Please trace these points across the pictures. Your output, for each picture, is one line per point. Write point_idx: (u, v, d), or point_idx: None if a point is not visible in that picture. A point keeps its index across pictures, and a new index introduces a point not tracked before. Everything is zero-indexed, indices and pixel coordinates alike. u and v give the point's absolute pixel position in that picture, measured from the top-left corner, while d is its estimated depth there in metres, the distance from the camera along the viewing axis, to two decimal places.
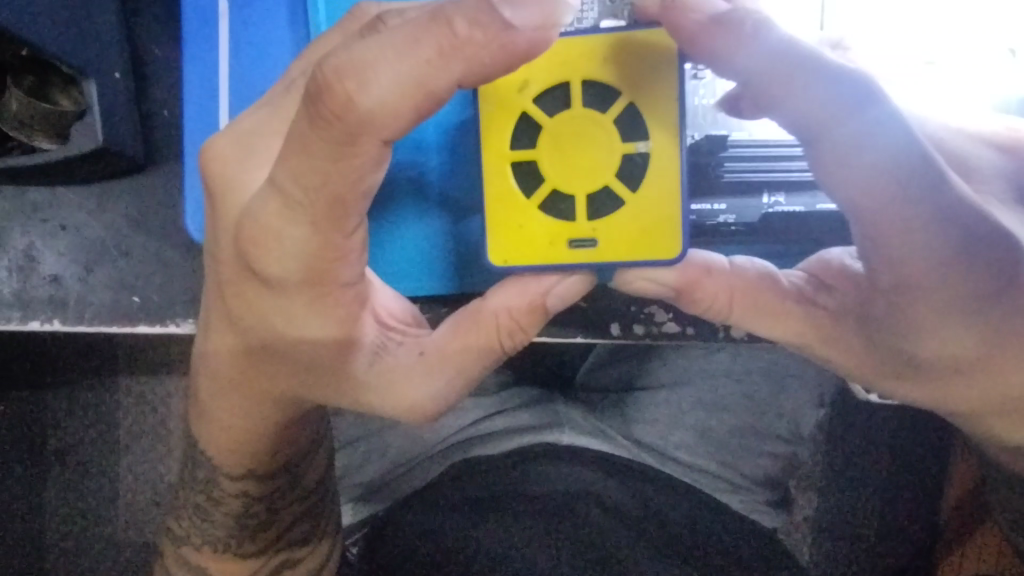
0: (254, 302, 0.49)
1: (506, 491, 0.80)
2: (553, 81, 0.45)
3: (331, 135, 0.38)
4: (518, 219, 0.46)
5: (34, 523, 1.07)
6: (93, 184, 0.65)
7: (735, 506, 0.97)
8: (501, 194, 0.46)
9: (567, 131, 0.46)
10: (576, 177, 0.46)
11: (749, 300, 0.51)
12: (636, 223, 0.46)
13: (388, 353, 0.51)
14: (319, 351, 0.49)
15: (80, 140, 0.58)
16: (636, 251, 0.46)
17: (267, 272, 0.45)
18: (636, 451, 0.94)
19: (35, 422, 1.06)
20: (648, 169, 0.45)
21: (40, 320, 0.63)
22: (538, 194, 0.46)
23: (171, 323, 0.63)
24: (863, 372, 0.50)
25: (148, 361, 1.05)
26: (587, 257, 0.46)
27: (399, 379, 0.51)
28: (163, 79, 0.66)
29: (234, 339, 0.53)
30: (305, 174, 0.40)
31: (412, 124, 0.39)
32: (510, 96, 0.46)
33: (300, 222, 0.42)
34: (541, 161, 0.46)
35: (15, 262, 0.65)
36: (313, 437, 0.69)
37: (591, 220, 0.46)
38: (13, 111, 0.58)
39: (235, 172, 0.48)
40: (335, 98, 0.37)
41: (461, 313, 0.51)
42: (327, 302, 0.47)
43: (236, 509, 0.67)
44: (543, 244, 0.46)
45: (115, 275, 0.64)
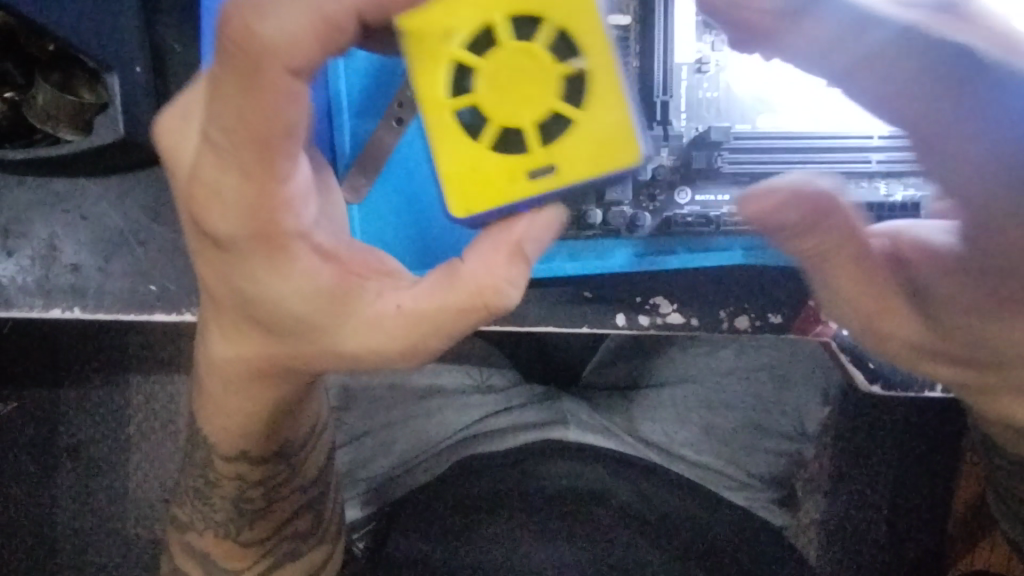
0: (217, 266, 0.50)
1: (511, 489, 0.80)
2: (477, 23, 0.45)
3: (240, 66, 0.42)
4: (469, 164, 0.46)
5: (46, 517, 1.09)
6: (113, 176, 0.67)
7: (741, 502, 0.99)
8: (452, 143, 0.46)
9: (501, 69, 0.45)
10: (522, 107, 0.45)
11: (849, 251, 0.54)
12: (594, 136, 0.45)
13: (365, 301, 0.50)
14: (293, 310, 0.49)
15: (102, 132, 0.60)
16: (598, 164, 0.45)
17: (220, 233, 0.47)
18: (639, 447, 0.95)
19: (48, 416, 1.08)
20: (590, 86, 0.45)
21: (60, 308, 0.66)
22: (488, 135, 0.46)
23: (186, 312, 0.66)
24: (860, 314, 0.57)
25: (161, 359, 1.07)
26: (548, 185, 0.46)
27: (369, 328, 0.50)
28: (182, 74, 0.68)
29: (213, 309, 0.54)
30: (227, 117, 0.43)
31: (316, 56, 0.43)
32: (435, 41, 0.45)
33: (234, 167, 0.45)
34: (483, 101, 0.45)
35: (37, 252, 0.66)
36: (312, 426, 0.70)
37: (545, 145, 0.45)
38: (40, 103, 0.60)
39: (180, 149, 0.50)
40: (239, 32, 0.41)
41: (439, 268, 0.50)
42: (281, 253, 0.48)
43: (233, 492, 0.68)
44: (502, 181, 0.46)
45: (135, 265, 0.66)
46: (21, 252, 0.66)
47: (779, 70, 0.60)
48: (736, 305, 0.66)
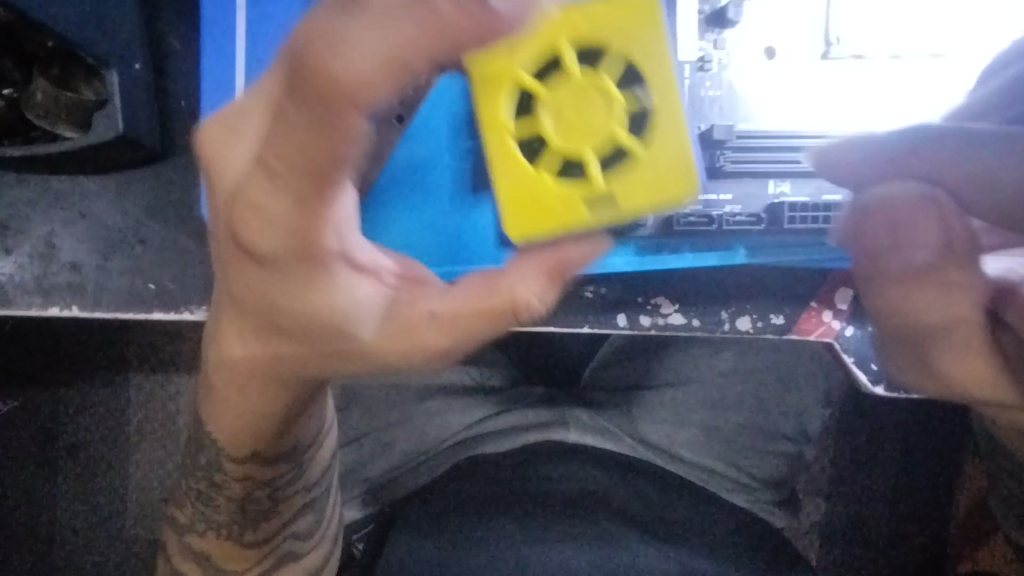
0: (250, 281, 0.49)
1: (514, 488, 0.81)
2: (545, 53, 0.48)
3: (304, 99, 0.37)
4: (532, 186, 0.50)
5: (44, 516, 1.08)
6: (112, 173, 0.67)
7: (743, 504, 0.98)
8: (515, 165, 0.50)
9: (568, 97, 0.48)
10: (582, 136, 0.48)
11: (931, 268, 0.46)
12: (652, 169, 0.48)
13: (402, 313, 0.50)
14: (324, 320, 0.49)
15: (101, 129, 0.60)
16: (656, 193, 0.48)
17: (258, 247, 0.45)
18: (641, 450, 0.94)
19: (47, 415, 1.08)
20: (653, 119, 0.48)
21: (59, 307, 0.65)
22: (550, 161, 0.49)
23: (185, 310, 0.66)
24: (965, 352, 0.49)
25: (160, 358, 1.07)
26: (609, 211, 0.48)
27: (404, 340, 0.49)
28: (181, 71, 0.68)
29: (235, 313, 0.54)
30: (285, 147, 0.39)
31: (388, 95, 0.37)
32: (502, 67, 0.49)
33: (286, 196, 0.42)
34: (545, 125, 0.49)
35: (35, 250, 0.66)
36: (318, 431, 0.70)
37: (607, 175, 0.48)
38: (38, 100, 0.60)
39: (228, 151, 0.49)
40: (316, 70, 0.36)
41: (478, 277, 0.49)
42: (318, 264, 0.47)
43: (239, 492, 0.68)
44: (558, 206, 0.49)
45: (134, 264, 0.66)
46: (20, 250, 0.66)
47: (780, 70, 0.60)
48: (738, 306, 0.66)
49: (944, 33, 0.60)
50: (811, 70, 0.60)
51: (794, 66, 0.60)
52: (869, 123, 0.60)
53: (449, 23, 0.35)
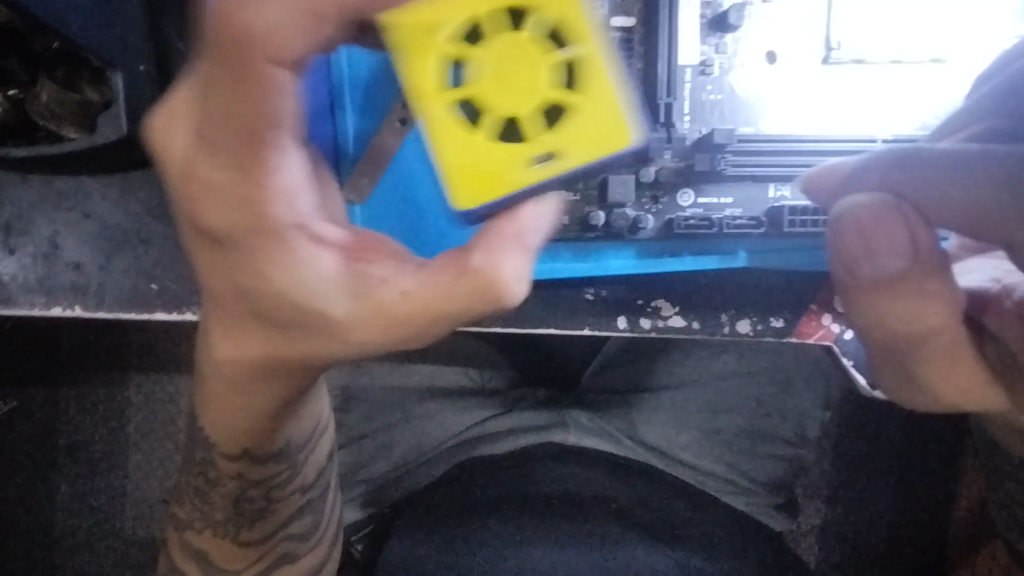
0: (219, 265, 0.47)
1: (518, 491, 0.80)
2: (475, 12, 0.42)
3: (226, 70, 0.41)
4: (474, 157, 0.43)
5: (43, 517, 1.09)
6: (115, 174, 0.67)
7: (741, 507, 0.98)
8: (447, 133, 0.43)
9: (504, 60, 0.42)
10: (520, 93, 0.42)
11: (912, 283, 0.49)
12: (589, 112, 0.43)
13: (367, 284, 0.45)
14: (296, 301, 0.45)
15: (105, 130, 0.60)
16: (600, 149, 0.43)
17: (213, 223, 0.44)
18: (637, 450, 0.96)
19: (47, 416, 1.08)
20: (580, 70, 0.43)
21: (61, 308, 0.66)
22: (488, 125, 0.43)
23: (188, 310, 0.66)
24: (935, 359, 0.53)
25: (160, 358, 1.07)
26: (553, 171, 0.43)
27: (369, 308, 0.45)
28: None
29: (215, 305, 0.51)
30: (219, 112, 0.42)
31: None
32: (422, 36, 0.42)
33: (227, 165, 0.43)
34: (481, 95, 0.42)
35: (39, 251, 0.66)
36: (314, 426, 0.70)
37: (546, 133, 0.43)
38: (44, 100, 0.61)
39: (176, 137, 0.46)
40: (225, 23, 0.41)
41: (447, 258, 0.45)
42: (276, 248, 0.44)
43: (232, 491, 0.68)
44: (504, 160, 0.43)
45: (138, 264, 0.66)
46: (24, 250, 0.66)
47: (779, 74, 0.61)
48: (738, 309, 0.66)
49: (944, 37, 0.60)
50: (811, 75, 0.61)
51: (794, 71, 0.61)
52: (868, 127, 0.60)
53: None
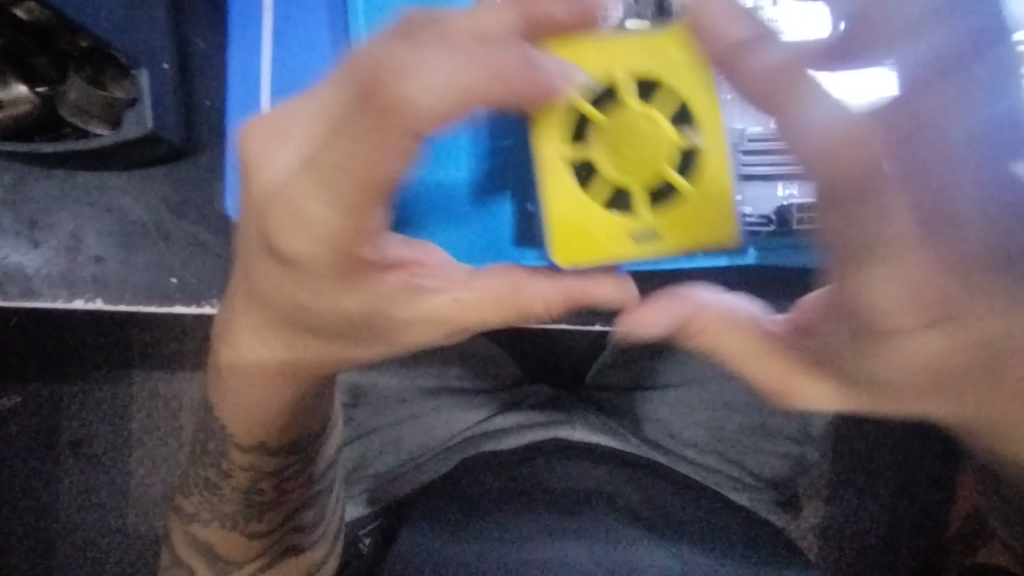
0: (277, 283, 0.52)
1: (528, 484, 0.83)
2: (601, 81, 0.51)
3: (377, 124, 0.41)
4: (581, 226, 0.53)
5: (50, 509, 1.10)
6: (136, 170, 0.68)
7: (743, 503, 0.98)
8: (561, 201, 0.52)
9: (623, 135, 0.51)
10: (637, 168, 0.51)
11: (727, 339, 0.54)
12: (693, 214, 0.52)
13: (422, 299, 0.54)
14: (355, 319, 0.52)
15: (130, 128, 0.61)
16: (694, 233, 0.52)
17: (286, 247, 0.48)
18: (645, 448, 0.94)
19: (57, 409, 1.09)
20: (703, 164, 0.51)
21: (84, 299, 0.68)
22: (602, 193, 0.52)
23: (206, 303, 0.67)
24: (798, 383, 0.54)
25: (169, 353, 1.08)
26: (651, 249, 0.52)
27: (428, 316, 0.54)
28: (207, 72, 0.69)
29: (256, 311, 0.56)
30: (338, 159, 0.42)
31: (447, 125, 0.42)
32: (560, 116, 0.51)
33: (327, 208, 0.44)
34: (597, 170, 0.51)
35: (61, 244, 0.68)
36: (325, 422, 0.70)
37: (653, 212, 0.52)
38: (72, 99, 0.62)
39: (264, 157, 0.50)
40: (381, 86, 0.41)
41: (503, 275, 0.55)
42: (349, 273, 0.49)
43: (245, 482, 0.69)
44: (608, 234, 0.52)
45: (158, 258, 0.68)
46: (47, 244, 0.68)
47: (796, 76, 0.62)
48: None
49: None
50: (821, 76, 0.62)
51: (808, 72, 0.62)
52: None
53: (512, 75, 0.42)
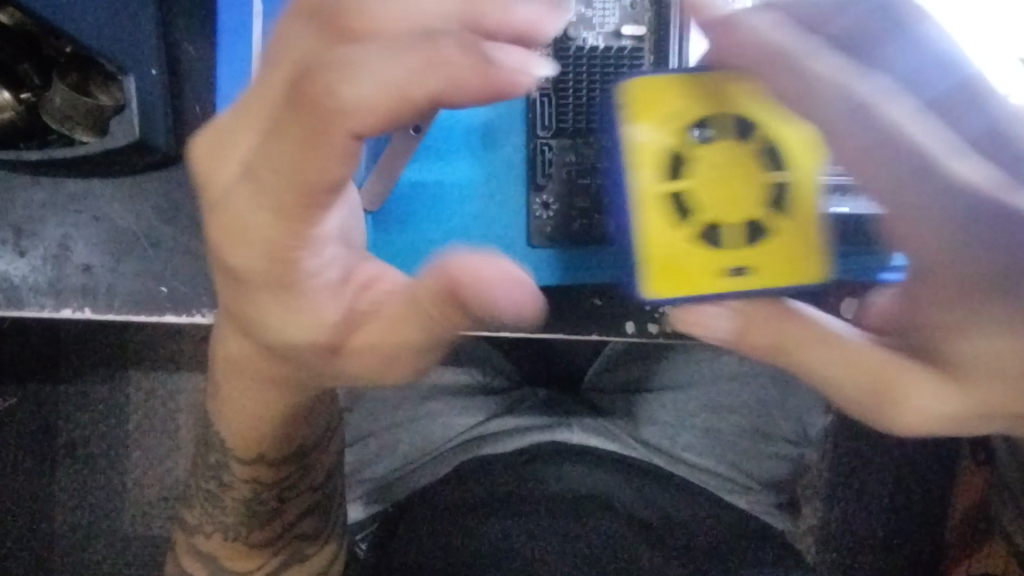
0: (234, 303, 0.52)
1: (520, 488, 0.80)
2: (700, 105, 0.48)
3: (311, 119, 0.42)
4: (668, 252, 0.48)
5: (43, 514, 1.09)
6: (125, 177, 0.67)
7: (745, 507, 0.97)
8: (654, 228, 0.48)
9: (721, 166, 0.48)
10: (733, 203, 0.48)
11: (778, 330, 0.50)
12: (790, 248, 0.49)
13: (365, 322, 0.50)
14: (301, 342, 0.51)
15: (117, 134, 0.60)
16: (784, 278, 0.49)
17: (234, 265, 0.49)
18: (647, 453, 0.94)
19: (49, 413, 1.08)
20: (796, 202, 0.49)
21: (72, 308, 0.66)
22: (693, 224, 0.48)
23: (197, 313, 0.66)
24: (889, 381, 0.49)
25: (162, 356, 1.07)
26: (737, 286, 0.49)
27: (364, 339, 0.50)
28: (196, 76, 0.68)
29: (228, 331, 0.56)
30: (279, 158, 0.43)
31: (384, 126, 0.43)
32: (651, 146, 0.48)
33: (265, 209, 0.46)
34: (693, 202, 0.48)
35: (49, 252, 0.67)
36: (325, 426, 0.69)
37: (746, 250, 0.48)
38: (56, 105, 0.60)
39: (217, 169, 0.50)
40: (314, 78, 0.42)
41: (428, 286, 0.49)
42: (275, 285, 0.49)
43: (247, 493, 0.67)
44: (703, 271, 0.48)
45: (147, 267, 0.67)
46: (34, 252, 0.67)
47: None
48: None
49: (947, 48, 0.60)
50: None
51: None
52: None
53: (445, 62, 0.41)
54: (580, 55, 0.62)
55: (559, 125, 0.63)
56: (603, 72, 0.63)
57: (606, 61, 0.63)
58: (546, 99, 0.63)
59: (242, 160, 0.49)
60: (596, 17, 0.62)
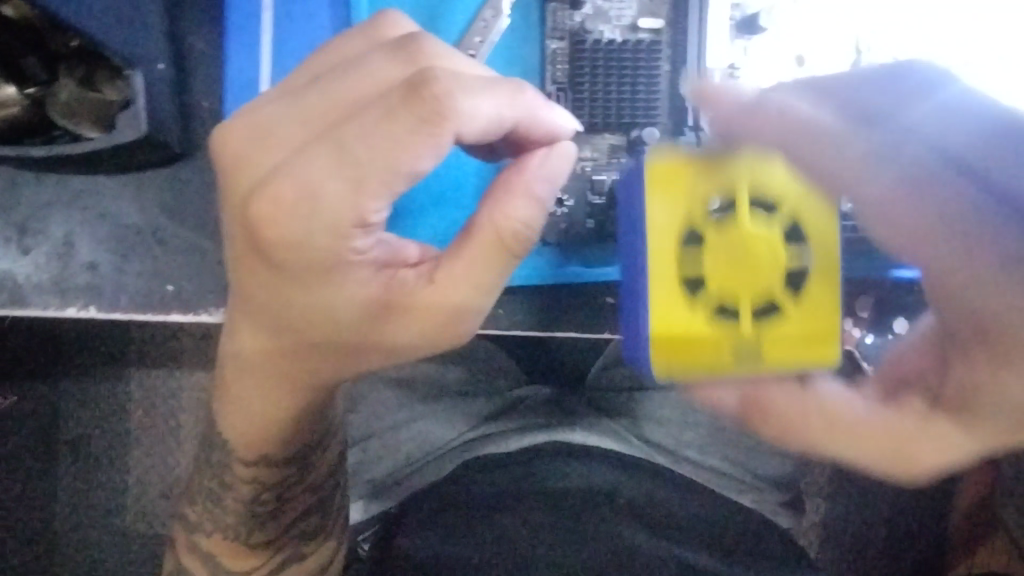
0: (265, 284, 0.48)
1: (527, 489, 0.79)
2: (725, 183, 0.48)
3: (422, 113, 0.42)
4: (685, 337, 0.49)
5: (44, 513, 1.08)
6: (130, 174, 0.66)
7: (750, 505, 0.97)
8: (671, 321, 0.49)
9: (746, 247, 0.48)
10: (759, 280, 0.48)
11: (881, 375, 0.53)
12: (814, 321, 0.49)
13: (410, 294, 0.49)
14: (343, 320, 0.49)
15: (123, 130, 0.59)
16: (802, 355, 0.49)
17: (279, 240, 0.45)
18: (649, 451, 0.95)
19: (51, 412, 1.07)
20: (809, 278, 0.49)
21: (76, 307, 0.65)
22: (714, 306, 0.48)
23: (204, 311, 0.65)
24: (906, 444, 0.50)
25: (165, 354, 1.06)
26: (751, 367, 0.49)
27: (410, 314, 0.50)
28: (204, 71, 0.67)
29: (250, 317, 0.52)
30: (377, 143, 0.42)
31: (477, 138, 0.45)
32: (666, 250, 0.48)
33: (349, 180, 0.43)
34: (703, 272, 0.48)
35: (52, 250, 0.66)
36: (328, 425, 0.66)
37: (757, 326, 0.49)
38: (63, 100, 0.60)
39: (250, 156, 0.45)
40: (424, 75, 0.43)
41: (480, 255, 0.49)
42: (326, 266, 0.46)
43: (248, 494, 0.64)
44: (710, 347, 0.49)
45: (152, 264, 0.66)
46: (39, 250, 0.66)
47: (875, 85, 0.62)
48: None
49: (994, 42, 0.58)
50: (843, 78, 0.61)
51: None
52: None
53: (529, 104, 0.47)
54: (597, 48, 0.62)
55: (575, 120, 0.62)
56: (620, 66, 0.62)
57: (622, 54, 0.62)
58: (562, 94, 0.62)
59: (290, 143, 0.45)
60: (613, 10, 0.62)
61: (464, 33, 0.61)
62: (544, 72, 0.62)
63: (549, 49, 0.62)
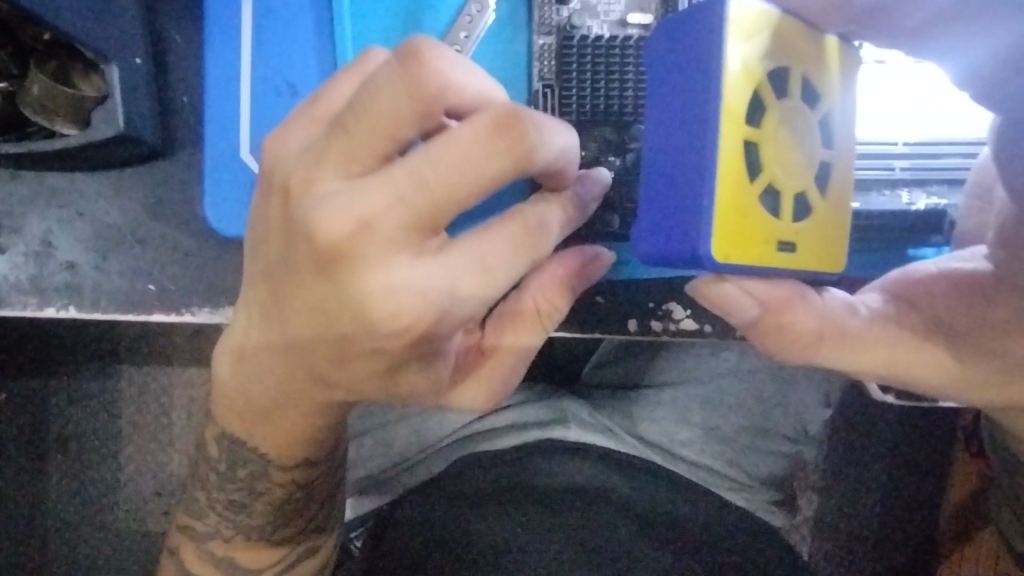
0: (351, 361, 0.48)
1: (517, 483, 0.77)
2: (759, 79, 0.44)
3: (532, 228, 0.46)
4: (743, 217, 0.44)
5: (33, 511, 1.06)
6: (109, 171, 0.66)
7: (740, 503, 0.95)
8: (735, 197, 0.44)
9: (776, 133, 0.45)
10: (783, 175, 0.46)
11: (835, 335, 0.51)
12: (821, 232, 0.49)
13: (475, 360, 0.54)
14: (420, 391, 0.52)
15: (100, 126, 0.58)
16: (819, 259, 0.49)
17: (389, 342, 0.46)
18: (642, 448, 0.92)
19: (35, 409, 1.06)
20: (815, 203, 0.48)
21: (55, 308, 0.64)
22: (759, 182, 0.45)
23: (187, 312, 0.64)
24: (898, 356, 0.54)
25: (151, 352, 1.05)
26: (785, 262, 0.47)
27: (478, 377, 0.54)
28: (185, 68, 0.67)
29: (289, 363, 0.51)
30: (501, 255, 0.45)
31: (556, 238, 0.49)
32: (736, 100, 0.43)
33: (478, 291, 0.45)
34: (758, 168, 0.45)
35: (31, 250, 0.65)
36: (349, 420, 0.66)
37: (793, 223, 0.47)
38: (35, 95, 0.58)
39: (362, 259, 0.43)
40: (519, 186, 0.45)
41: (532, 321, 0.54)
42: (433, 360, 0.50)
43: (277, 497, 0.63)
44: (759, 245, 0.45)
45: (132, 264, 0.65)
46: (16, 249, 0.65)
47: (870, 75, 0.61)
48: None
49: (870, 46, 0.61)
50: None
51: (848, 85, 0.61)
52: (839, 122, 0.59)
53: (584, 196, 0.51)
54: (585, 44, 0.60)
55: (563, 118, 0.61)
56: (607, 62, 0.61)
57: (611, 49, 0.60)
58: (549, 90, 0.61)
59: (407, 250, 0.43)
60: (601, 5, 0.61)
61: (448, 27, 0.60)
62: (531, 69, 0.61)
63: (536, 45, 0.61)
